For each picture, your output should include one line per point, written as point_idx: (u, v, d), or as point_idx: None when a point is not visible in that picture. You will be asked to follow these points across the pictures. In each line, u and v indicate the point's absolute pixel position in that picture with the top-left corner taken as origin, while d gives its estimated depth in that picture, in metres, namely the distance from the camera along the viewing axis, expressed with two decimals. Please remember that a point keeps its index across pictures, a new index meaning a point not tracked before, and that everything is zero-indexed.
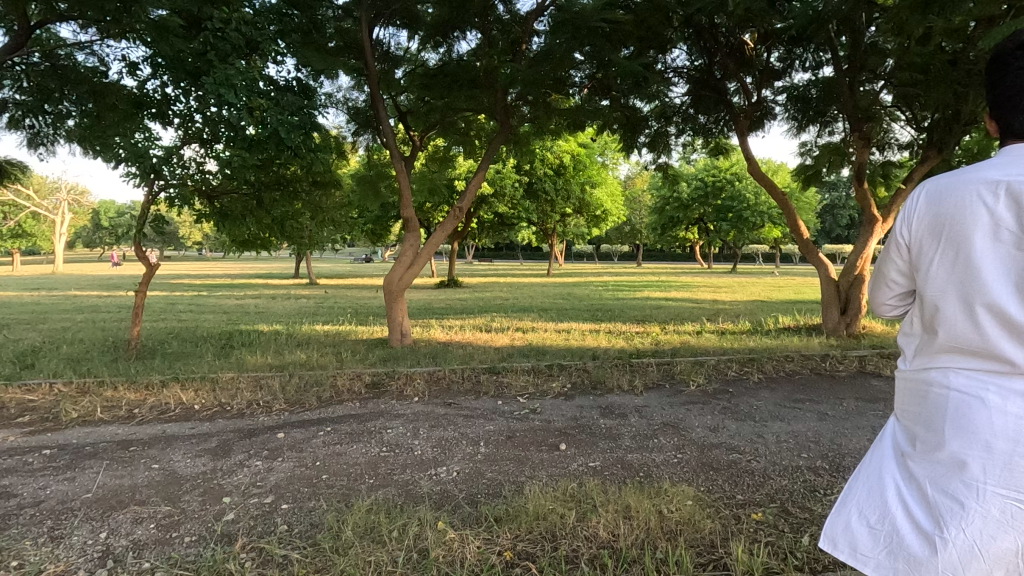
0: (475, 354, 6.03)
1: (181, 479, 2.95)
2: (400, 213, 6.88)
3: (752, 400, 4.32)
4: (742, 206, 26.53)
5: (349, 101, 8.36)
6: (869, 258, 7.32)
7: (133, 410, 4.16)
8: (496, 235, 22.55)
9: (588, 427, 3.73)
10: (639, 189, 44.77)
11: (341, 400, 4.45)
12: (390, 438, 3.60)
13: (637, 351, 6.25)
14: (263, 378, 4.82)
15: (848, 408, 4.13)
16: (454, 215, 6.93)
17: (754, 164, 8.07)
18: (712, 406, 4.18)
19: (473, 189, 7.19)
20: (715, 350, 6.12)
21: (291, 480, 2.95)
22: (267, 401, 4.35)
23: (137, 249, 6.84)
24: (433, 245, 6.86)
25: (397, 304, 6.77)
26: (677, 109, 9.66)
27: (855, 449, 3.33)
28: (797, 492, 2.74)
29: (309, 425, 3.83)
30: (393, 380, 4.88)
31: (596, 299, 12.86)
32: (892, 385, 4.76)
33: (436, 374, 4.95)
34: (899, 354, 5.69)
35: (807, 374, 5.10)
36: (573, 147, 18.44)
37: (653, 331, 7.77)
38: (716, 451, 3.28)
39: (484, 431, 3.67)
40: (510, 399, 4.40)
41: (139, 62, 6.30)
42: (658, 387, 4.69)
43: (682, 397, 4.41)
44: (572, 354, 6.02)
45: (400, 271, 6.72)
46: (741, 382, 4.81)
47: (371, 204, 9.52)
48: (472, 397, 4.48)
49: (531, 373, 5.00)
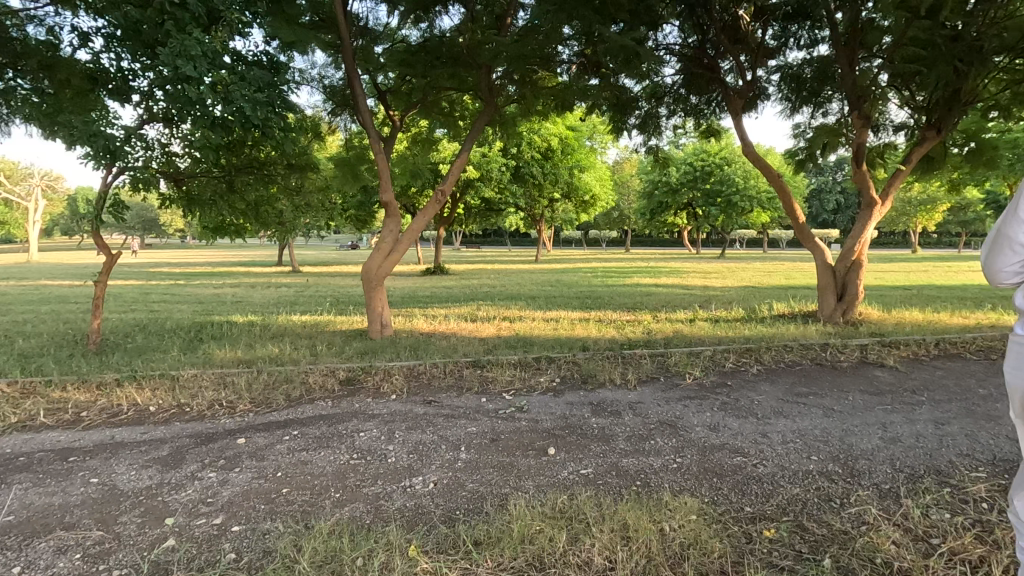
0: (458, 346, 5.71)
1: (121, 496, 2.61)
2: (379, 197, 6.49)
3: (753, 394, 4.06)
4: (730, 190, 26.07)
5: (325, 79, 7.90)
6: (867, 242, 7.09)
7: (80, 413, 3.80)
8: (483, 221, 22.18)
9: (579, 428, 3.43)
10: (627, 173, 44.33)
11: (312, 399, 4.12)
12: (362, 442, 3.28)
13: (629, 341, 5.96)
14: (228, 375, 4.47)
15: (854, 402, 3.88)
16: (436, 198, 6.54)
17: (749, 146, 7.77)
18: (711, 402, 3.91)
19: (456, 171, 6.79)
20: (710, 340, 5.86)
21: (247, 495, 2.63)
22: (231, 401, 4.01)
23: (96, 237, 6.38)
24: (414, 230, 6.48)
25: (376, 293, 6.41)
26: (668, 89, 9.32)
27: (868, 449, 3.07)
28: (811, 503, 2.48)
29: (274, 429, 3.50)
30: (370, 376, 4.56)
31: (586, 286, 12.55)
32: (898, 375, 4.52)
33: (415, 369, 4.64)
34: (902, 342, 5.46)
35: (808, 364, 4.85)
36: (562, 129, 18.07)
37: (644, 320, 7.50)
38: (719, 455, 3.02)
39: (465, 434, 3.37)
40: (495, 396, 4.09)
41: (93, 33, 5.80)
42: (652, 381, 4.40)
43: (678, 392, 4.14)
44: (561, 345, 5.72)
45: (379, 258, 6.34)
46: (739, 374, 4.55)
47: (351, 189, 9.10)
48: (454, 394, 4.17)
49: (517, 368, 4.71)
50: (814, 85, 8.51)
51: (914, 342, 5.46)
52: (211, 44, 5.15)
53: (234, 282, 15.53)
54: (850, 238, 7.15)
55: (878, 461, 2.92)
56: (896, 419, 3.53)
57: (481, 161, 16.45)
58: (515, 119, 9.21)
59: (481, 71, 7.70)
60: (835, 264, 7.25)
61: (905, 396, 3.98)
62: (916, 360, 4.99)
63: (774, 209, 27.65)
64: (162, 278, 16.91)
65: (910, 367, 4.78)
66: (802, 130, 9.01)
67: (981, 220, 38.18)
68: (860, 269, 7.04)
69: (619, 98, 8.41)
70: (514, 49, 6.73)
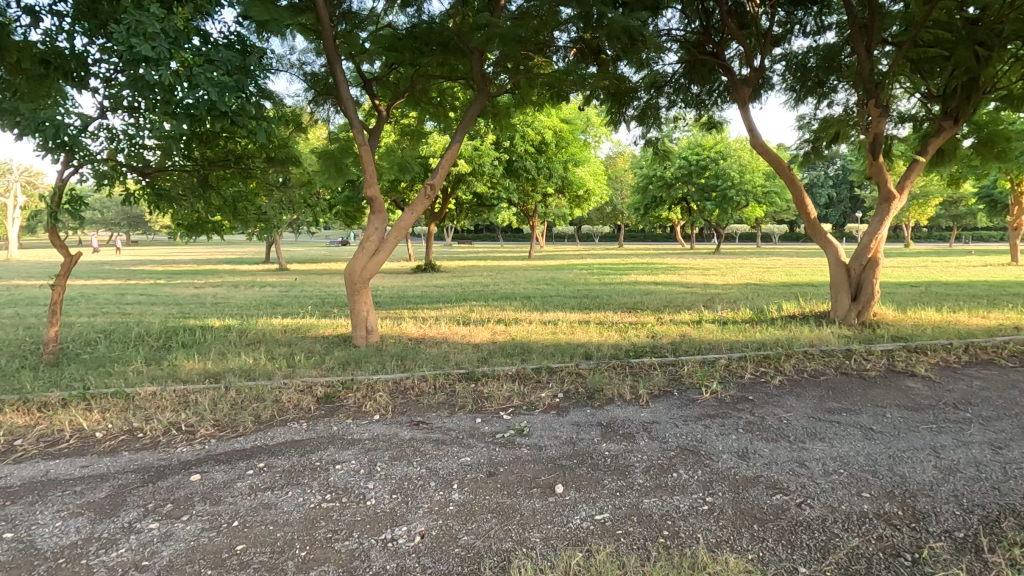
0: (450, 354, 5.25)
1: (35, 560, 2.14)
2: (363, 192, 5.98)
3: (780, 411, 3.63)
4: (727, 183, 25.65)
5: (305, 66, 7.36)
6: (883, 239, 6.68)
7: (13, 442, 3.30)
8: (476, 216, 21.72)
9: (589, 457, 2.98)
10: (620, 168, 43.99)
11: (285, 420, 3.64)
12: (338, 477, 2.82)
13: (635, 347, 5.54)
14: (191, 394, 3.98)
15: (895, 420, 3.47)
16: (424, 193, 6.04)
17: (757, 138, 7.34)
18: (734, 421, 3.48)
19: (446, 164, 6.29)
20: (722, 346, 5.44)
21: (193, 554, 2.17)
22: (190, 425, 3.52)
23: (53, 237, 5.84)
24: (401, 228, 5.98)
25: (360, 296, 5.92)
26: (668, 78, 8.84)
27: (925, 483, 2.66)
28: (877, 560, 2.06)
29: (236, 460, 3.02)
30: (351, 392, 4.09)
31: (582, 284, 12.10)
32: (934, 387, 4.11)
33: (402, 385, 4.17)
34: (929, 348, 5.05)
35: (833, 374, 4.43)
36: (555, 122, 17.66)
37: (648, 321, 7.07)
38: (754, 492, 2.59)
39: (458, 466, 2.91)
40: (492, 416, 3.63)
41: (44, 12, 5.24)
42: (665, 396, 3.95)
43: (695, 408, 3.71)
44: (561, 352, 5.27)
45: (363, 259, 5.85)
46: (761, 386, 4.13)
47: (336, 184, 8.58)
48: (445, 414, 3.70)
49: (515, 382, 4.26)
50: (823, 75, 8.05)
51: (941, 348, 5.06)
52: (171, 20, 4.62)
53: (217, 281, 14.97)
54: (865, 234, 6.75)
55: (940, 498, 2.51)
56: (946, 442, 3.12)
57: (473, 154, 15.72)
58: (510, 111, 8.68)
59: (472, 57, 7.16)
60: (849, 263, 6.86)
61: (948, 413, 3.57)
62: (948, 368, 4.59)
63: (769, 203, 27.31)
64: (143, 277, 16.30)
65: (945, 376, 4.38)
66: (807, 122, 8.57)
67: (974, 213, 38.10)
68: (877, 268, 6.64)
69: (618, 88, 7.93)
70: (508, 33, 6.25)
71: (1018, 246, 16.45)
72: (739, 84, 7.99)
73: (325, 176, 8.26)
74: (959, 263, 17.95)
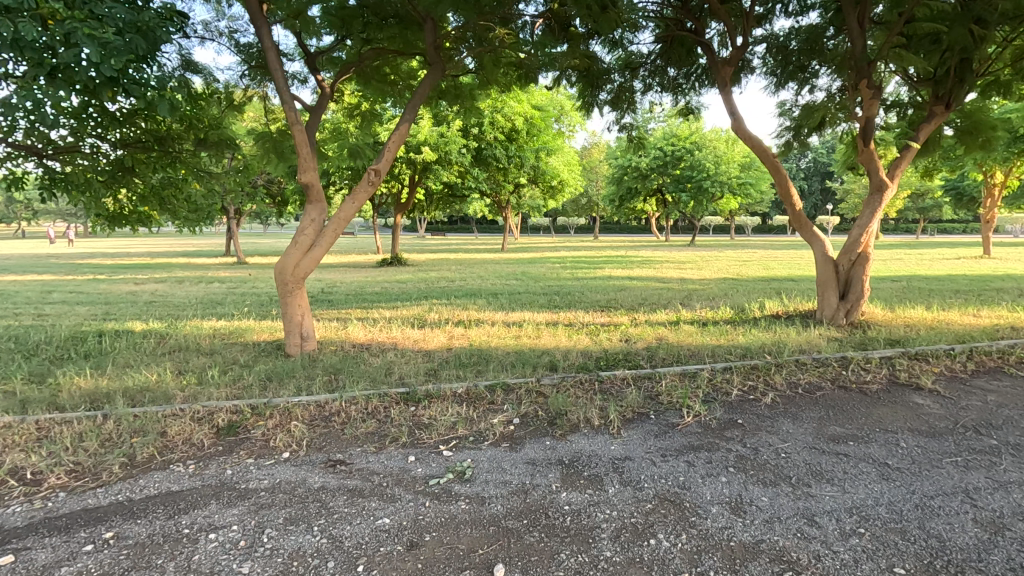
0: (394, 367, 4.55)
1: None
2: (296, 177, 5.17)
3: (776, 441, 3.03)
4: (702, 175, 25.41)
5: (236, 35, 6.41)
6: (873, 234, 6.17)
7: None
8: (447, 207, 20.95)
9: (544, 516, 2.32)
10: (596, 158, 43.61)
11: (167, 462, 2.89)
12: (206, 555, 2.09)
13: (606, 356, 4.90)
14: (55, 427, 3.19)
15: (911, 451, 2.89)
16: (365, 179, 5.26)
17: (740, 122, 6.75)
18: (723, 456, 2.86)
19: (394, 146, 5.50)
20: (703, 354, 4.85)
21: None
22: (39, 473, 2.74)
23: None
24: (339, 219, 5.21)
25: (293, 299, 5.16)
26: (644, 59, 8.12)
27: (971, 552, 2.05)
28: None
29: (74, 530, 2.26)
30: (262, 420, 3.37)
31: (553, 280, 11.44)
32: (945, 404, 3.56)
33: (327, 411, 3.47)
34: (930, 355, 4.52)
35: (832, 388, 3.86)
36: (527, 109, 16.94)
37: (621, 323, 6.44)
38: (756, 570, 1.96)
39: (370, 534, 2.22)
40: (428, 453, 2.94)
41: None
42: (639, 421, 3.31)
43: (675, 437, 3.09)
44: (523, 363, 4.60)
45: (296, 256, 5.06)
46: (751, 406, 3.53)
47: (279, 171, 7.67)
48: (372, 449, 3.01)
49: (464, 404, 3.59)
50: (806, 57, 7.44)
51: (943, 354, 4.53)
52: None
53: (165, 276, 13.92)
54: (854, 229, 6.20)
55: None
56: (979, 483, 2.55)
57: (439, 142, 14.86)
58: (474, 93, 7.88)
59: (425, 28, 6.29)
60: (836, 259, 6.33)
61: (970, 441, 3.02)
62: (955, 379, 4.05)
63: (743, 194, 27.12)
64: (85, 272, 15.07)
65: (955, 390, 3.83)
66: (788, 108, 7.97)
67: (939, 207, 38.76)
68: (867, 263, 6.12)
69: (589, 69, 7.25)
70: None
71: (990, 239, 16.34)
72: (720, 65, 7.31)
73: (266, 161, 7.38)
74: (930, 256, 17.80)
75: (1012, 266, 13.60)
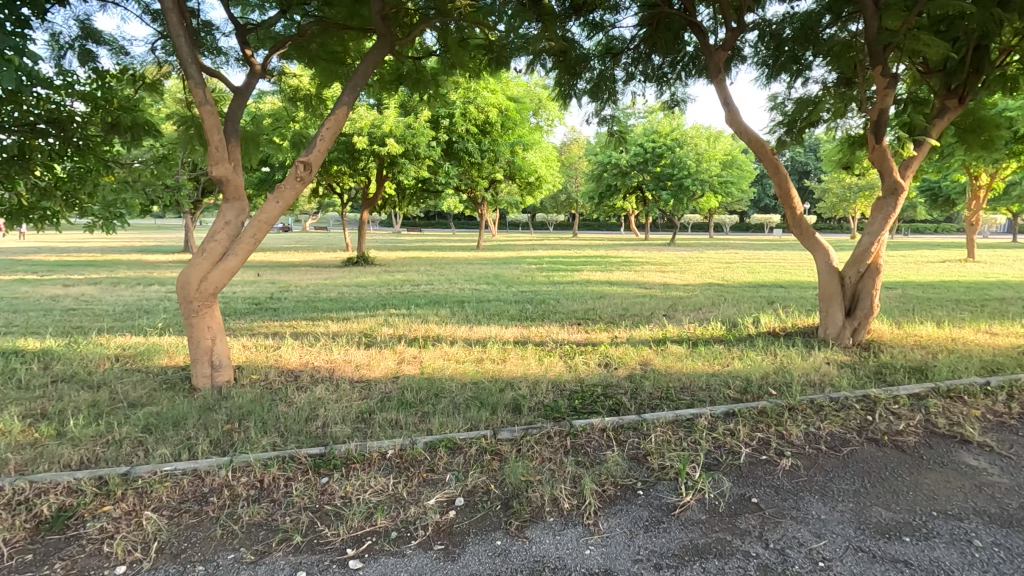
0: (319, 408, 3.64)
1: None
2: (205, 170, 4.18)
3: (812, 539, 2.22)
4: (683, 172, 24.71)
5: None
6: (883, 242, 5.44)
7: None
8: (419, 203, 19.95)
9: None
10: (575, 154, 42.97)
11: None
12: None
13: (582, 389, 4.07)
14: None
15: (991, 555, 2.12)
16: (293, 174, 4.31)
17: (735, 115, 5.97)
18: (740, 569, 2.04)
19: (330, 134, 4.54)
20: (696, 388, 4.05)
21: None
22: None
23: None
24: (260, 222, 4.29)
25: (202, 317, 4.23)
26: (626, 44, 7.26)
27: None
28: None
29: None
30: (108, 504, 2.44)
31: (528, 284, 10.62)
32: (1006, 469, 2.82)
33: (205, 489, 2.56)
34: (966, 392, 3.79)
35: (862, 443, 3.09)
36: (501, 100, 16.07)
37: (600, 342, 5.61)
38: None
39: None
40: (327, 567, 2.06)
41: None
42: (622, 501, 2.49)
43: (672, 532, 2.26)
44: (479, 403, 3.73)
45: (203, 267, 4.12)
46: (767, 475, 2.73)
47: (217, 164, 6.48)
48: (249, 558, 2.12)
49: (394, 474, 2.71)
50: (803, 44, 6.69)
51: (980, 391, 3.81)
52: None
53: (102, 277, 12.64)
54: (864, 236, 5.47)
55: None
56: None
57: (405, 133, 13.81)
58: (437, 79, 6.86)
59: None
60: (841, 270, 5.61)
61: None
62: (1005, 428, 3.32)
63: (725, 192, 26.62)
64: (14, 271, 13.64)
65: (1010, 444, 3.10)
66: (780, 103, 7.24)
67: (914, 207, 38.92)
68: (877, 275, 5.41)
69: (567, 54, 6.37)
70: None
71: (975, 240, 15.93)
72: (712, 52, 6.48)
73: (196, 151, 6.27)
74: (914, 258, 17.31)
75: (999, 271, 12.95)
